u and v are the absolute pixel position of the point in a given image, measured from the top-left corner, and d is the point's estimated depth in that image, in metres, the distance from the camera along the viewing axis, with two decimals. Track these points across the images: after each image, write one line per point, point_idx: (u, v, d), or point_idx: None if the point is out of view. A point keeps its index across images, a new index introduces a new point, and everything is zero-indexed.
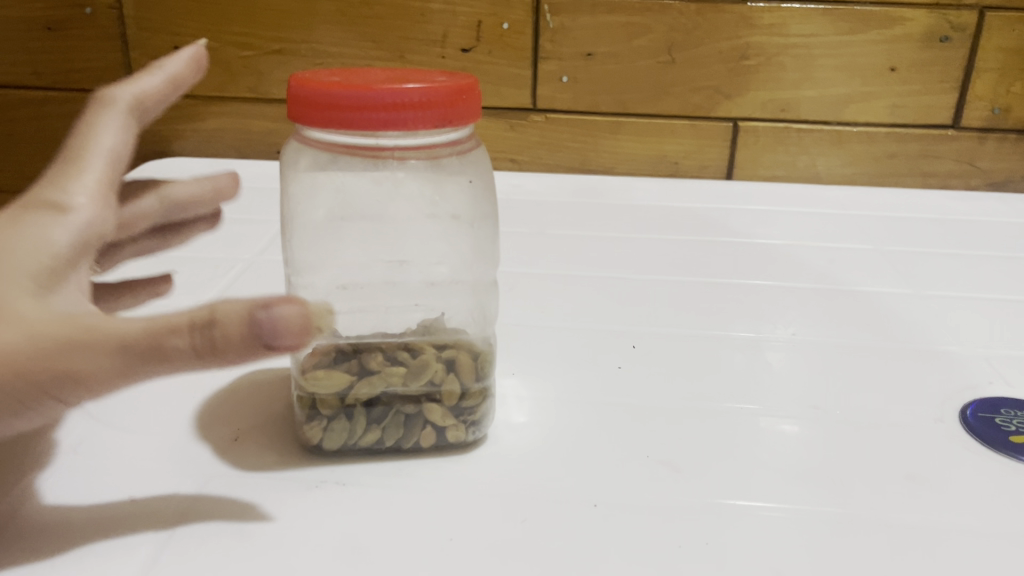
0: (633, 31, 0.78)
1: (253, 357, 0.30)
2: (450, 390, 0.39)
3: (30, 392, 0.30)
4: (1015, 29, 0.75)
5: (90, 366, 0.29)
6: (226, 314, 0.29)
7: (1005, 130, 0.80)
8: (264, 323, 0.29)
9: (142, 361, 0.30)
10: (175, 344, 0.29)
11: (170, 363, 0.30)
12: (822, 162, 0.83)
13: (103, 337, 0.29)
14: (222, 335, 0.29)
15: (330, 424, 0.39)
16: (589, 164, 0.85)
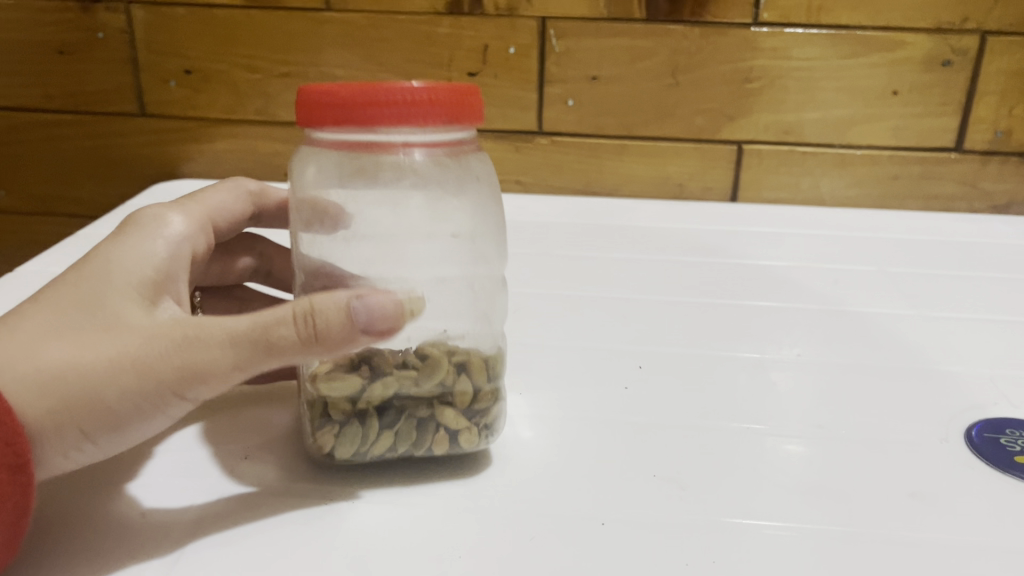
0: (636, 54, 0.79)
1: (355, 341, 0.34)
2: (462, 391, 0.40)
3: (158, 389, 0.34)
4: (1016, 53, 0.76)
5: (211, 359, 0.34)
6: (326, 304, 0.34)
7: (1008, 153, 0.80)
8: (363, 309, 0.34)
9: (252, 350, 0.34)
10: (281, 334, 0.33)
11: (279, 354, 0.34)
12: (826, 184, 0.83)
13: (216, 334, 0.34)
14: (324, 322, 0.33)
15: (343, 429, 0.39)
16: (593, 185, 0.86)
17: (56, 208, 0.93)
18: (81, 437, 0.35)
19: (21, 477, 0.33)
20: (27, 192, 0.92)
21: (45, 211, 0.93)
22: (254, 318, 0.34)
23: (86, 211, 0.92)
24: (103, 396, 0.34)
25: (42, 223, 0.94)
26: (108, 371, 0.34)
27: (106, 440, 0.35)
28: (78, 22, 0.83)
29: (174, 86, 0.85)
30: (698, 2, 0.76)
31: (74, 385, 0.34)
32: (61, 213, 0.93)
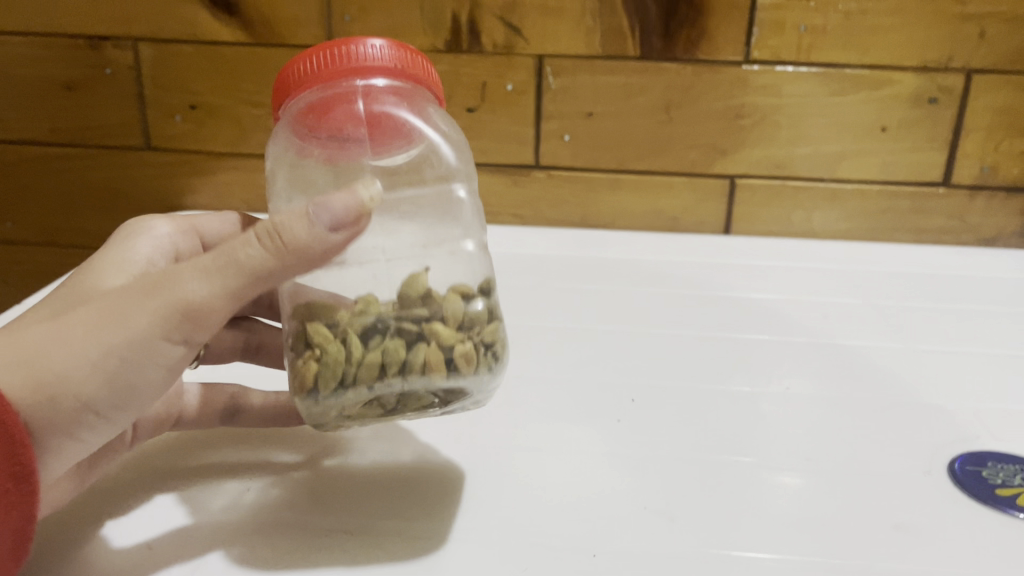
0: (631, 90, 0.81)
1: (324, 242, 0.38)
2: (450, 312, 0.42)
3: (148, 338, 0.37)
4: (1001, 90, 0.78)
5: (192, 296, 0.37)
6: (290, 218, 0.37)
7: (995, 188, 0.82)
8: (319, 207, 0.37)
9: (228, 276, 0.37)
10: (251, 251, 0.37)
11: (252, 271, 0.37)
12: (817, 217, 0.85)
13: (187, 275, 0.37)
14: (290, 233, 0.37)
15: (328, 349, 0.40)
16: (590, 219, 0.87)
17: (62, 240, 0.94)
18: (85, 402, 0.37)
19: (24, 485, 0.36)
20: (34, 224, 0.94)
21: (51, 243, 0.94)
22: (219, 250, 0.38)
23: (91, 242, 0.94)
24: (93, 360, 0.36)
25: (47, 254, 0.95)
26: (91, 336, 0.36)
27: (105, 406, 0.38)
28: (88, 60, 0.85)
29: (179, 120, 0.86)
30: (691, 41, 0.79)
31: (63, 355, 0.36)
32: (67, 244, 0.94)
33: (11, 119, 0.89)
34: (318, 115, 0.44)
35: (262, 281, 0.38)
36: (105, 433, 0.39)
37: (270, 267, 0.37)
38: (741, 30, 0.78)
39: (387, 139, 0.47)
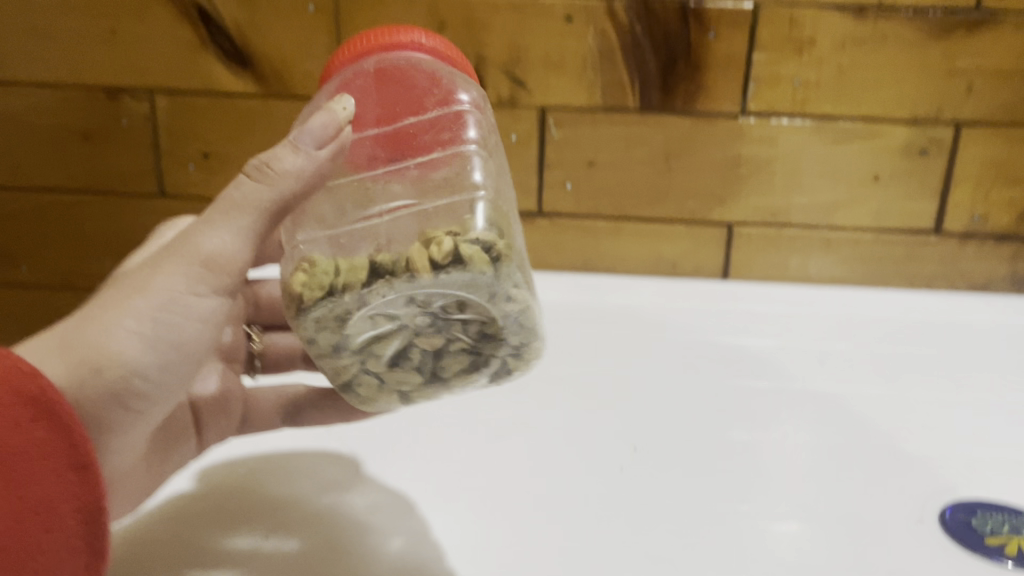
0: (632, 141, 0.84)
1: (312, 165, 0.45)
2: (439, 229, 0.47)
3: (175, 290, 0.45)
4: (989, 142, 0.81)
5: (211, 243, 0.45)
6: (275, 150, 0.45)
7: (985, 235, 0.84)
8: (299, 133, 0.45)
9: (232, 214, 0.45)
10: (245, 187, 0.45)
11: (247, 203, 0.45)
12: (812, 263, 0.87)
13: (203, 231, 0.45)
14: (275, 157, 0.45)
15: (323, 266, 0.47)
16: (591, 264, 0.90)
17: (75, 283, 0.96)
18: (139, 366, 0.44)
19: (89, 475, 0.42)
20: (48, 268, 0.96)
21: (64, 285, 0.97)
22: (222, 198, 0.46)
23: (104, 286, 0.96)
24: (133, 331, 0.44)
25: (61, 297, 0.97)
26: (130, 310, 0.44)
27: (151, 369, 0.45)
28: (104, 110, 0.88)
29: (192, 168, 0.89)
30: (689, 94, 0.81)
31: (108, 328, 0.43)
32: (80, 287, 0.97)
33: (29, 167, 0.91)
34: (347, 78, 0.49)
35: (263, 211, 0.46)
36: (153, 396, 0.46)
37: (266, 199, 0.45)
38: (737, 84, 0.80)
39: (399, 111, 0.51)
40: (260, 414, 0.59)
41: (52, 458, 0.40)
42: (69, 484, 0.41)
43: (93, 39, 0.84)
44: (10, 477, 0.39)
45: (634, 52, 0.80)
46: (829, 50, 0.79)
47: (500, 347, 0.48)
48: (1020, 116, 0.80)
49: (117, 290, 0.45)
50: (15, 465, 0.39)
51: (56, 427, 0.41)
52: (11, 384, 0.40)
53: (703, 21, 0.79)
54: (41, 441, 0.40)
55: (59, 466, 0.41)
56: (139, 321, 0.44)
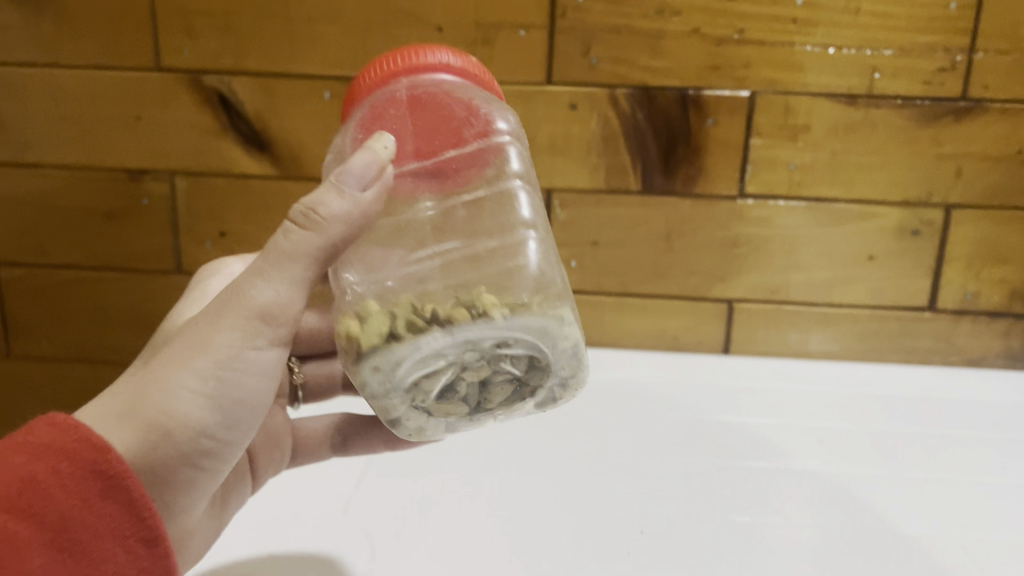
0: (634, 221, 0.87)
1: (360, 206, 0.44)
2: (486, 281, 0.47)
3: (237, 348, 0.44)
4: (978, 224, 0.84)
5: (267, 295, 0.44)
6: (318, 199, 0.43)
7: (978, 312, 0.87)
8: (343, 175, 0.44)
9: (284, 264, 0.44)
10: (295, 236, 0.43)
11: (297, 251, 0.43)
12: (812, 339, 0.89)
13: (258, 282, 0.44)
14: (321, 208, 0.43)
15: (372, 321, 0.45)
16: (595, 338, 0.92)
17: (91, 356, 0.99)
18: (201, 427, 0.44)
19: (156, 548, 0.43)
20: (66, 341, 0.99)
21: (81, 358, 0.99)
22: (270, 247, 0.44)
23: (120, 359, 0.98)
24: (193, 396, 0.44)
25: (78, 369, 1.00)
26: (191, 373, 0.44)
27: (215, 428, 0.45)
28: (126, 190, 0.91)
29: (210, 246, 0.92)
30: (689, 177, 0.85)
31: (168, 393, 0.43)
32: (96, 360, 0.99)
33: (51, 245, 0.94)
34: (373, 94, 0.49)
35: (314, 259, 0.44)
36: (220, 451, 0.46)
37: (313, 248, 0.43)
38: (735, 167, 0.84)
39: (438, 144, 0.50)
40: (310, 444, 0.65)
41: (121, 534, 0.42)
42: (137, 559, 0.42)
43: (117, 124, 0.88)
44: (84, 554, 0.40)
45: (636, 138, 0.84)
46: (822, 136, 0.82)
47: (548, 377, 0.47)
48: (1007, 198, 0.83)
49: (176, 350, 0.44)
50: (88, 543, 0.40)
51: (126, 503, 0.42)
52: (87, 461, 0.41)
53: (702, 108, 0.82)
54: (112, 518, 0.41)
55: (128, 541, 0.42)
56: (199, 383, 0.44)
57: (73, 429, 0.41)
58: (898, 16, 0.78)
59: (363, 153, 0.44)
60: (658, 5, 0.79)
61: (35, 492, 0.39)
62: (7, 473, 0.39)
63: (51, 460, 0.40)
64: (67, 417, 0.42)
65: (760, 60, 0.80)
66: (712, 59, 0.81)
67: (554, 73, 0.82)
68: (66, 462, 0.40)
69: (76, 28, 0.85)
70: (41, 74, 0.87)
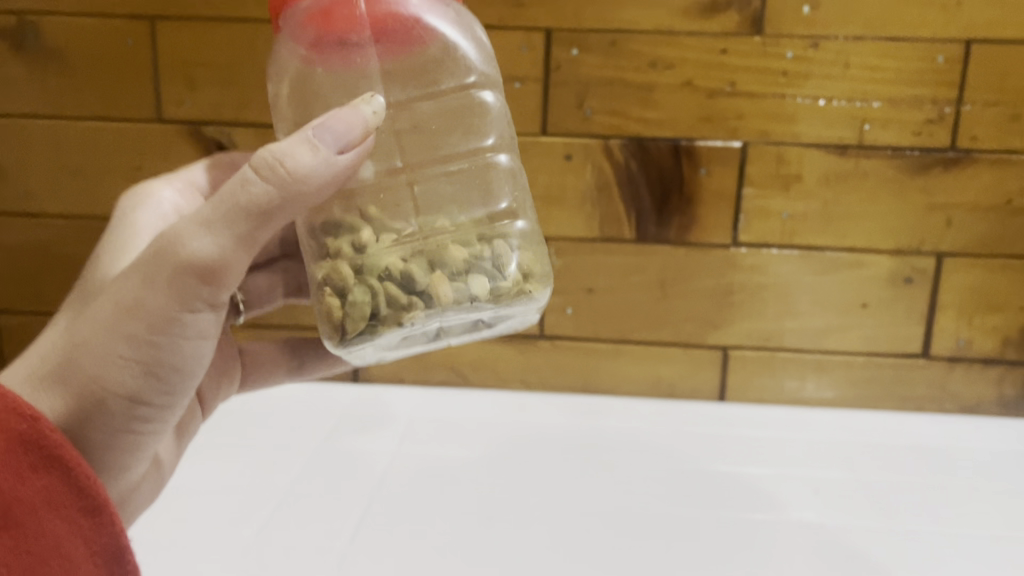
0: (629, 269, 0.88)
1: (330, 163, 0.43)
2: (461, 237, 0.49)
3: (173, 311, 0.44)
4: (970, 273, 0.85)
5: (202, 254, 0.42)
6: (291, 150, 0.42)
7: (971, 360, 0.87)
8: (320, 129, 0.43)
9: (236, 221, 0.42)
10: (255, 190, 0.42)
11: (258, 209, 0.42)
12: (807, 386, 0.90)
13: (194, 236, 0.42)
14: (292, 164, 0.42)
15: (355, 290, 0.48)
16: (591, 386, 0.92)
17: None
18: (133, 389, 0.46)
19: (102, 517, 0.43)
20: None
21: None
22: (221, 192, 0.42)
23: None
24: (119, 362, 0.45)
25: None
26: (119, 336, 0.44)
27: (147, 389, 0.46)
28: None
29: None
30: (683, 227, 0.86)
31: (96, 358, 0.44)
32: None
33: (50, 293, 0.95)
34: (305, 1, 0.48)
35: (268, 218, 0.42)
36: (158, 400, 0.48)
37: (266, 205, 0.42)
38: (728, 216, 0.85)
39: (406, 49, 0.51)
40: (260, 366, 0.68)
41: (58, 504, 0.42)
42: (81, 528, 0.43)
43: (118, 173, 0.89)
44: (21, 528, 0.40)
45: (630, 188, 0.85)
46: (814, 185, 0.83)
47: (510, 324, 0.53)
48: (997, 248, 0.84)
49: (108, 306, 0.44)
50: (22, 516, 0.41)
51: (62, 473, 0.42)
52: (12, 431, 0.41)
53: (695, 159, 0.83)
54: (46, 489, 0.42)
55: (67, 510, 0.42)
56: (127, 347, 0.44)
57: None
58: (887, 70, 0.79)
59: (345, 110, 0.44)
60: (652, 59, 0.81)
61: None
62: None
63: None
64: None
65: (752, 112, 0.81)
66: (705, 111, 0.82)
67: (549, 124, 0.83)
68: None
69: (79, 81, 0.87)
70: (44, 125, 0.88)
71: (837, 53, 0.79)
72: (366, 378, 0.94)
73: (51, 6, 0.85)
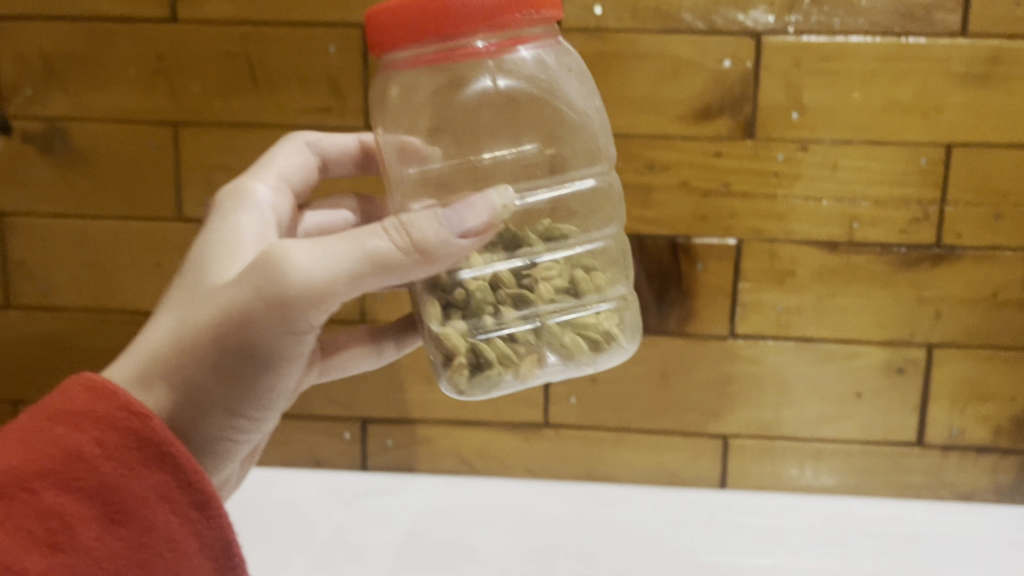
0: (630, 360, 0.90)
1: (448, 243, 0.49)
2: (563, 293, 0.57)
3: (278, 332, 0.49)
4: (959, 363, 0.88)
5: (312, 281, 0.48)
6: (420, 222, 0.48)
7: (965, 448, 0.90)
8: (448, 214, 0.49)
9: (361, 263, 0.48)
10: (385, 245, 0.48)
11: (388, 263, 0.48)
12: (805, 473, 0.92)
13: (303, 259, 0.48)
14: (420, 233, 0.48)
15: (477, 353, 0.56)
16: (595, 474, 0.94)
17: None
18: (229, 397, 0.51)
19: (208, 510, 0.49)
20: None
21: None
22: (348, 235, 0.49)
23: None
24: (225, 357, 0.49)
25: None
26: (224, 334, 0.49)
27: (240, 402, 0.52)
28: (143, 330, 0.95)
29: None
30: (682, 319, 0.89)
31: (201, 355, 0.49)
32: None
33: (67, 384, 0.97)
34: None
35: (385, 272, 0.48)
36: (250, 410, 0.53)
37: (383, 259, 0.48)
38: (725, 309, 0.88)
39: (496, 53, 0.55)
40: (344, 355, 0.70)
41: (169, 498, 0.48)
42: (191, 521, 0.49)
43: (138, 269, 0.93)
44: (133, 521, 0.47)
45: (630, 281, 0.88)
46: (807, 279, 0.87)
47: None
48: (986, 339, 0.87)
49: (215, 306, 0.49)
50: (136, 510, 0.47)
51: (171, 469, 0.48)
52: (126, 429, 0.47)
53: (691, 255, 0.87)
54: (156, 484, 0.47)
55: (178, 504, 0.48)
56: (231, 344, 0.49)
57: (112, 397, 0.48)
58: (873, 171, 0.84)
59: (472, 202, 0.49)
60: (649, 161, 0.85)
61: (78, 465, 0.46)
62: (54, 447, 0.46)
63: (93, 431, 0.47)
64: (108, 383, 0.48)
65: (745, 210, 0.85)
66: (701, 209, 0.86)
67: None
68: (106, 433, 0.47)
69: (104, 181, 0.91)
70: (68, 224, 0.92)
71: (825, 155, 0.84)
72: (373, 467, 0.96)
73: (79, 112, 0.89)
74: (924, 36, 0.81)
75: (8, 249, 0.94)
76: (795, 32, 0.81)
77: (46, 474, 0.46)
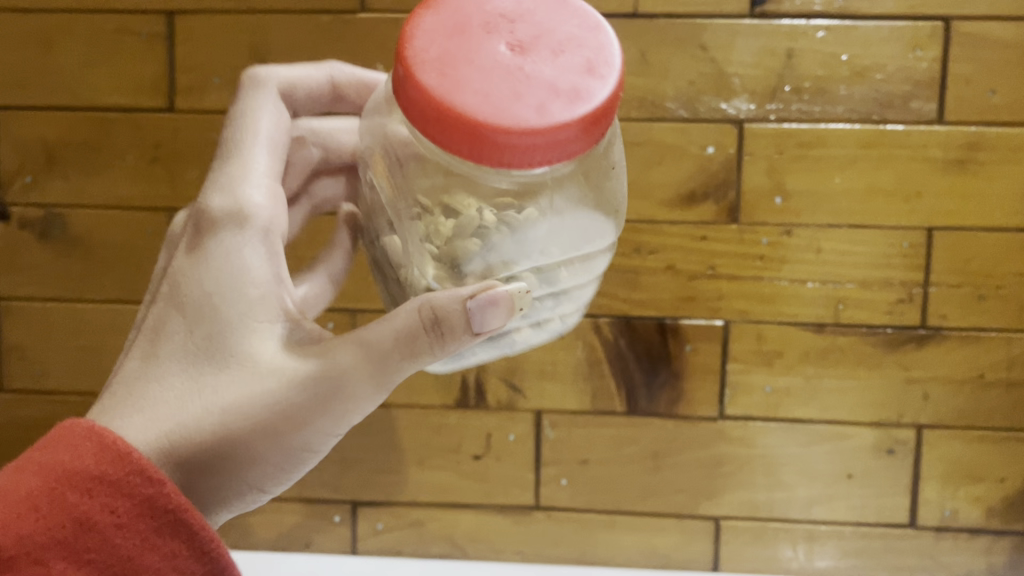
0: (621, 441, 0.91)
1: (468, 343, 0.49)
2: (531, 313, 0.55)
3: (311, 415, 0.51)
4: (949, 444, 0.88)
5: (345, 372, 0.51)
6: (449, 312, 0.48)
7: (958, 529, 0.89)
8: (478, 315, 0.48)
9: (396, 357, 0.50)
10: (421, 343, 0.49)
11: (418, 352, 0.50)
12: (799, 555, 0.91)
13: (346, 356, 0.51)
14: (448, 327, 0.48)
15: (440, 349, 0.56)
16: (587, 558, 0.93)
17: None
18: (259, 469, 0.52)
19: None
20: None
21: None
22: (390, 320, 0.50)
23: None
24: (269, 439, 0.51)
25: None
26: (270, 419, 0.51)
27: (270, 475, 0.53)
28: None
29: None
30: (672, 401, 0.89)
31: (235, 428, 0.50)
32: None
33: None
34: (447, 68, 0.45)
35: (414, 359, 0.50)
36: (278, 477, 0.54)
37: (427, 353, 0.50)
38: (714, 390, 0.89)
39: None
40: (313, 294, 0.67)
41: (183, 568, 0.47)
42: None
43: None
44: None
45: (619, 363, 0.89)
46: (795, 360, 0.87)
47: None
48: (974, 420, 0.87)
49: (250, 387, 0.50)
50: None
51: (184, 536, 0.47)
52: (139, 494, 0.46)
53: (680, 337, 0.88)
54: (169, 553, 0.46)
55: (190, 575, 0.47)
56: (264, 418, 0.51)
57: (126, 460, 0.47)
58: (857, 254, 0.85)
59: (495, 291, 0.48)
60: (636, 245, 0.86)
61: (89, 534, 0.45)
62: (64, 514, 0.45)
63: (104, 497, 0.46)
64: (122, 443, 0.47)
65: (732, 292, 0.86)
66: (688, 292, 0.87)
67: None
68: (118, 500, 0.46)
69: (99, 266, 0.92)
70: (64, 308, 0.93)
71: (809, 238, 0.85)
72: (363, 552, 0.95)
73: (77, 199, 0.91)
74: (902, 124, 0.83)
75: (3, 333, 0.95)
76: (776, 120, 0.83)
77: (57, 543, 0.44)
